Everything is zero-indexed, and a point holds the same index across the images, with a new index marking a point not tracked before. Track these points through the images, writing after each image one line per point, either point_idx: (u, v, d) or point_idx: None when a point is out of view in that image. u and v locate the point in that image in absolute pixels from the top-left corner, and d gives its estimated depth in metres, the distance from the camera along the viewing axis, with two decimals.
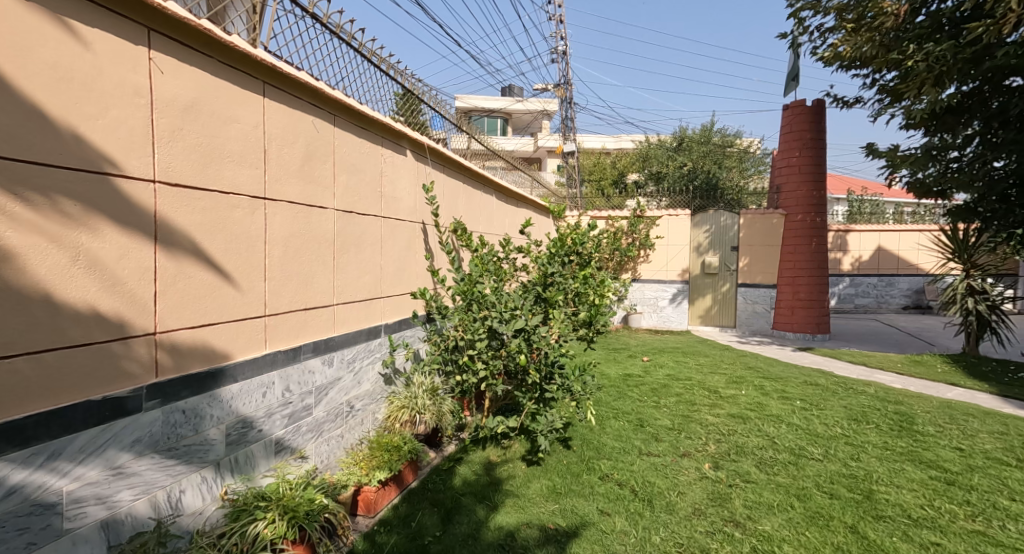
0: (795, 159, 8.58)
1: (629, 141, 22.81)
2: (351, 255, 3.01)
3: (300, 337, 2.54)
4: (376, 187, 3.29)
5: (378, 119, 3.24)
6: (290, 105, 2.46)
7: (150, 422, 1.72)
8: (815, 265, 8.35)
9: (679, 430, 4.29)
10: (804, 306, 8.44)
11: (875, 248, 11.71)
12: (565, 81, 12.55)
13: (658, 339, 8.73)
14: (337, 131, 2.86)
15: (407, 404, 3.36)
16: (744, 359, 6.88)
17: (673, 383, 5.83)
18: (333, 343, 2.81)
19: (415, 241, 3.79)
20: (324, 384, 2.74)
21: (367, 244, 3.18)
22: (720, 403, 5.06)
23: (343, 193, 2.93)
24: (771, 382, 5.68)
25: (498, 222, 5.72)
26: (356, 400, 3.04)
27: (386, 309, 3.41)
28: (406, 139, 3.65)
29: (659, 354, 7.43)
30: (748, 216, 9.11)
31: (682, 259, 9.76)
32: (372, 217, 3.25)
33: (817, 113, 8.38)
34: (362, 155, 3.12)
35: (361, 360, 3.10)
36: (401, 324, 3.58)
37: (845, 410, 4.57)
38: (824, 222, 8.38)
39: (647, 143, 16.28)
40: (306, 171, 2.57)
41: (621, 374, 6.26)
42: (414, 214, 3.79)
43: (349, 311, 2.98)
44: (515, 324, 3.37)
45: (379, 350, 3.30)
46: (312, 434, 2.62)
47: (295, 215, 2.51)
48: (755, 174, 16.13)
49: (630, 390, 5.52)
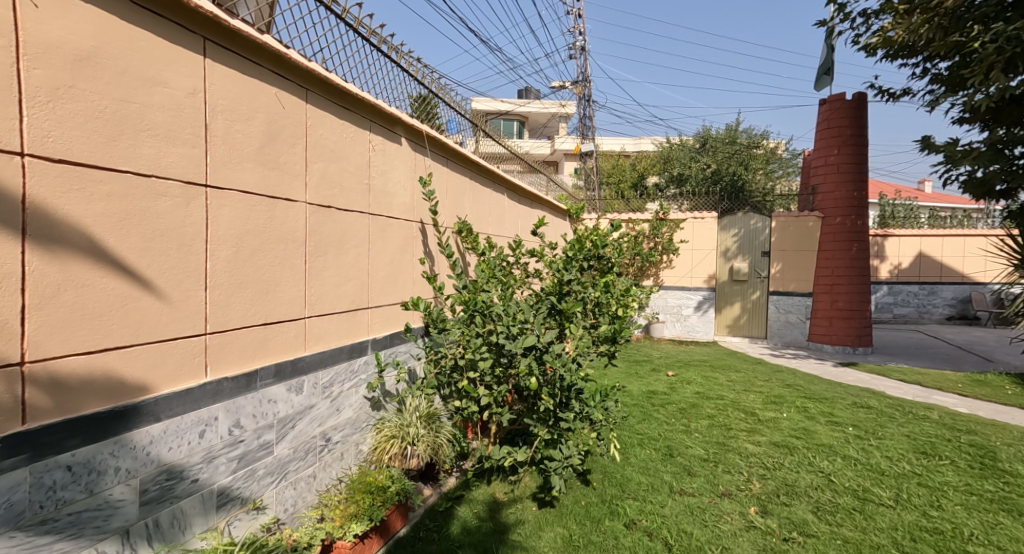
0: (833, 157, 7.92)
1: (650, 143, 22.17)
2: (328, 259, 2.54)
3: (256, 358, 2.06)
4: (361, 180, 2.80)
5: (367, 99, 2.76)
6: (245, 72, 1.97)
7: (10, 489, 1.25)
8: (855, 272, 7.68)
9: (715, 462, 3.73)
10: (842, 317, 7.77)
11: (916, 253, 10.96)
12: (584, 78, 12.00)
13: (682, 351, 8.12)
14: (312, 109, 2.38)
15: (397, 434, 2.87)
16: (781, 375, 6.24)
17: (704, 403, 5.24)
18: (302, 365, 2.33)
19: (411, 243, 3.30)
20: (291, 415, 2.25)
21: (349, 246, 2.70)
22: (759, 427, 4.47)
23: (318, 185, 2.45)
24: (816, 403, 5.06)
25: (509, 223, 5.23)
26: (332, 431, 2.55)
27: (375, 322, 2.94)
28: (400, 124, 3.17)
29: (685, 368, 6.84)
30: (781, 219, 8.48)
31: (708, 265, 9.14)
32: (356, 214, 2.77)
33: (859, 108, 7.72)
34: (343, 143, 2.64)
35: (340, 384, 2.62)
36: (392, 339, 3.08)
37: (908, 440, 3.97)
38: (865, 225, 7.71)
39: (668, 143, 15.66)
40: (266, 155, 2.09)
41: (644, 391, 5.68)
42: (411, 212, 3.30)
43: (324, 325, 2.51)
44: (525, 342, 2.82)
45: (364, 371, 2.82)
46: (272, 478, 2.14)
47: (251, 209, 2.02)
48: (781, 176, 15.41)
49: (656, 411, 4.95)
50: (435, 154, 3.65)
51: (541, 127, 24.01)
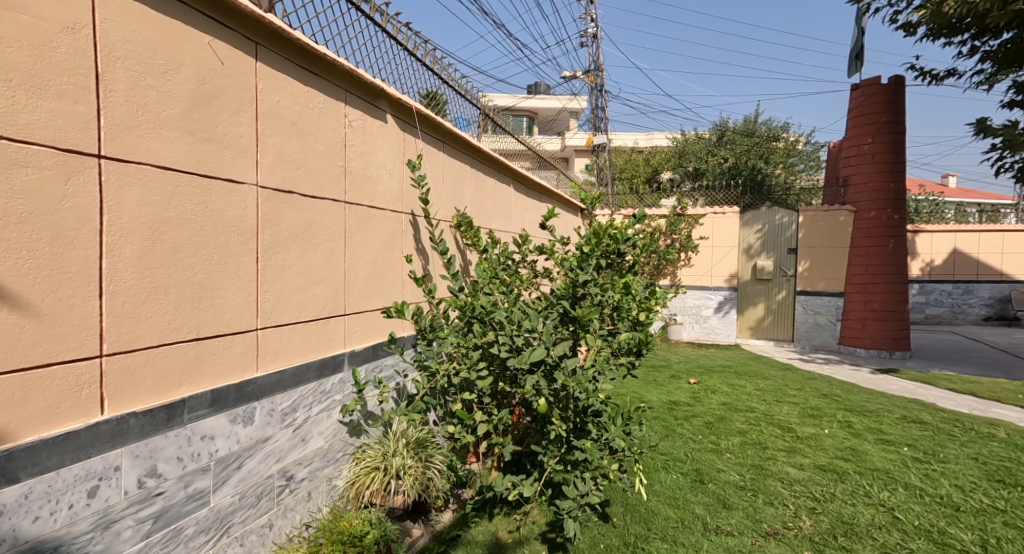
0: (867, 146, 7.33)
1: (663, 138, 21.53)
2: (289, 256, 2.07)
3: (183, 386, 1.60)
4: (333, 163, 2.34)
5: (341, 63, 2.28)
6: (162, 10, 1.51)
7: None
8: (891, 271, 7.10)
9: (754, 491, 3.20)
10: (877, 319, 7.19)
11: (950, 250, 10.28)
12: (596, 68, 11.48)
13: (703, 355, 7.58)
14: (264, 69, 1.91)
15: (379, 465, 2.41)
16: (814, 384, 5.70)
17: (733, 416, 4.72)
18: (251, 389, 1.86)
19: (397, 238, 2.83)
20: (236, 453, 1.79)
21: (316, 240, 2.23)
22: (798, 446, 3.95)
23: (274, 166, 1.98)
24: (859, 416, 4.52)
25: (515, 217, 4.75)
26: (295, 467, 2.09)
27: (353, 332, 2.47)
28: (384, 96, 2.69)
29: (708, 375, 6.31)
30: (809, 214, 7.90)
31: (729, 263, 8.58)
32: (327, 202, 2.30)
33: (896, 93, 7.12)
34: (309, 116, 2.17)
35: (306, 409, 2.16)
36: (375, 350, 2.60)
37: (976, 466, 3.43)
38: (902, 219, 7.12)
39: (684, 137, 15.06)
40: (196, 121, 1.63)
41: (665, 401, 5.17)
42: (397, 201, 2.83)
43: (282, 337, 2.04)
44: (532, 356, 2.33)
45: (337, 392, 2.35)
46: (208, 536, 1.68)
47: (177, 192, 1.57)
48: (803, 170, 14.75)
49: (680, 426, 4.44)
50: (428, 136, 3.17)
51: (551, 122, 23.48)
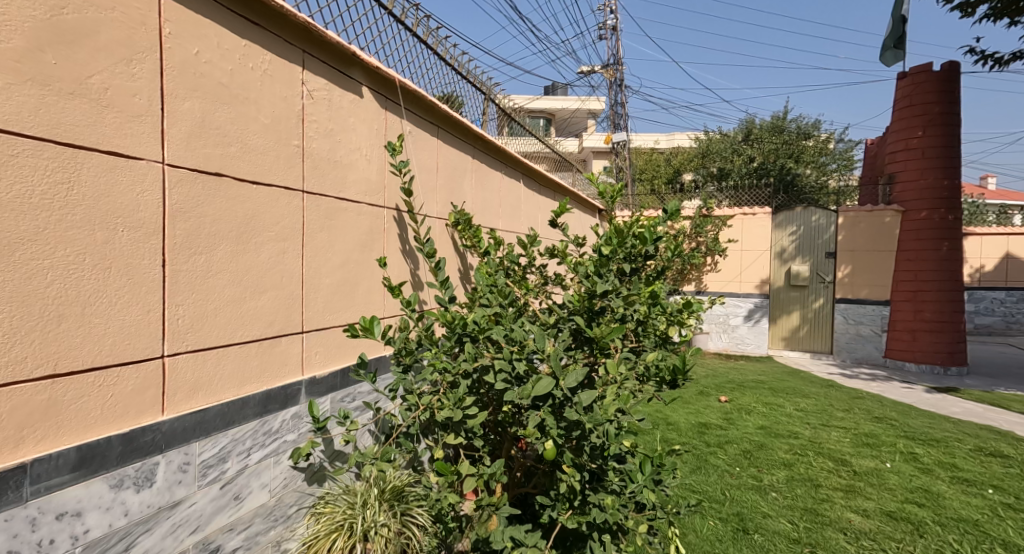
0: (916, 139, 6.65)
1: (685, 138, 20.79)
2: (218, 258, 1.59)
3: (24, 446, 1.13)
4: (283, 141, 1.84)
5: (294, 14, 1.79)
6: None
7: None
8: (945, 277, 6.40)
9: (812, 547, 2.61)
10: (929, 330, 6.49)
11: (1003, 254, 9.46)
12: (616, 62, 10.92)
13: (733, 368, 6.93)
14: (173, 8, 1.43)
15: (340, 526, 1.88)
16: (864, 404, 5.05)
17: (774, 443, 4.09)
18: (150, 440, 1.36)
19: (374, 237, 2.34)
20: (119, 530, 1.29)
21: (262, 239, 1.75)
22: (857, 483, 3.35)
23: (191, 139, 1.49)
24: (923, 445, 3.89)
25: (523, 215, 4.23)
26: (219, 537, 1.58)
27: (311, 356, 1.98)
28: (357, 62, 2.19)
29: (741, 391, 5.69)
30: (849, 214, 7.24)
31: (760, 268, 7.94)
32: (277, 190, 1.82)
33: (949, 80, 6.44)
34: (246, 77, 1.67)
35: (239, 458, 1.65)
36: (342, 376, 2.11)
37: None
38: (958, 219, 6.42)
39: (708, 136, 14.41)
40: (49, 67, 1.17)
41: (694, 423, 4.58)
42: (373, 191, 2.34)
43: (205, 367, 1.55)
44: (536, 389, 1.79)
45: (287, 432, 1.84)
46: None
47: (15, 166, 1.12)
48: (835, 170, 13.97)
49: (713, 455, 3.85)
50: (415, 116, 2.66)
51: (569, 124, 22.97)
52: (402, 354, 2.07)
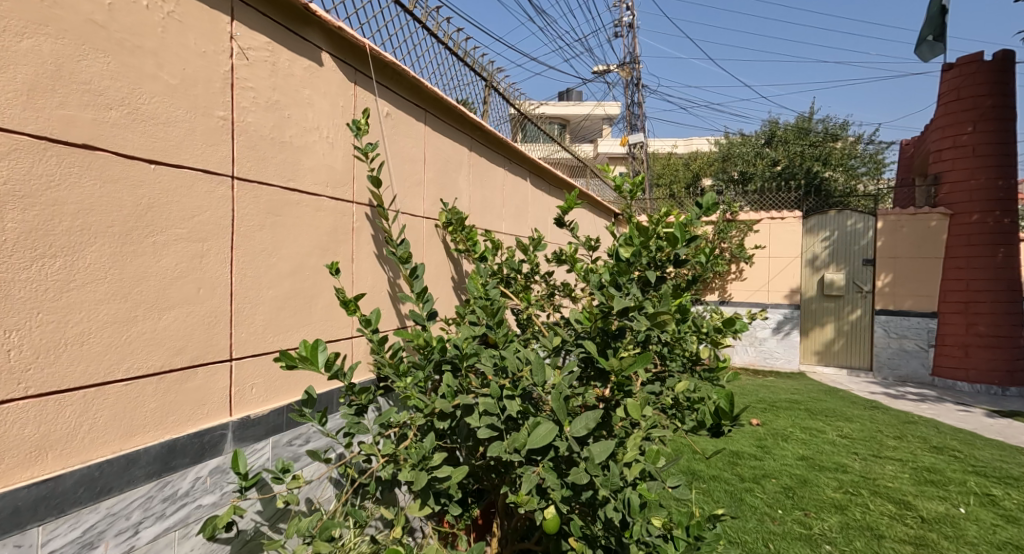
0: (965, 136, 6.06)
1: (704, 142, 20.15)
2: (88, 265, 1.14)
3: None
4: (201, 110, 1.39)
5: None
6: None
7: None
8: (1003, 286, 5.84)
9: None
10: (983, 346, 5.92)
11: None
12: (632, 60, 10.37)
13: (763, 386, 6.33)
14: None
15: None
16: (918, 431, 4.45)
17: (819, 479, 3.53)
18: None
19: (334, 240, 1.88)
20: None
21: (165, 238, 1.30)
22: (929, 534, 2.78)
23: (32, 97, 1.06)
24: (1001, 487, 3.31)
25: (529, 217, 3.78)
26: None
27: (244, 392, 1.53)
28: (311, 18, 1.75)
29: (774, 414, 5.10)
30: (890, 218, 6.64)
31: (790, 277, 7.31)
32: (195, 175, 1.37)
33: (1003, 71, 5.85)
34: (136, 18, 1.24)
35: (120, 539, 1.19)
36: (283, 415, 1.64)
37: None
38: (1015, 223, 5.82)
39: (729, 139, 13.80)
40: None
41: (724, 452, 4.02)
42: (334, 182, 1.88)
43: (64, 416, 1.10)
44: (532, 440, 1.30)
45: (201, 495, 1.37)
46: None
47: None
48: (864, 174, 13.25)
49: (750, 493, 3.29)
50: (393, 95, 2.21)
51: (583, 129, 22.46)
52: (356, 391, 1.61)
